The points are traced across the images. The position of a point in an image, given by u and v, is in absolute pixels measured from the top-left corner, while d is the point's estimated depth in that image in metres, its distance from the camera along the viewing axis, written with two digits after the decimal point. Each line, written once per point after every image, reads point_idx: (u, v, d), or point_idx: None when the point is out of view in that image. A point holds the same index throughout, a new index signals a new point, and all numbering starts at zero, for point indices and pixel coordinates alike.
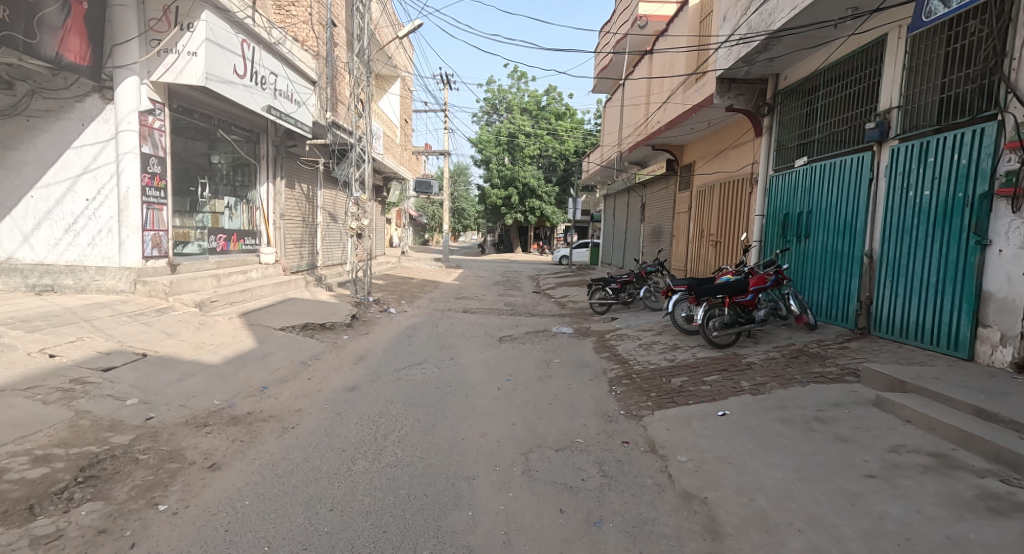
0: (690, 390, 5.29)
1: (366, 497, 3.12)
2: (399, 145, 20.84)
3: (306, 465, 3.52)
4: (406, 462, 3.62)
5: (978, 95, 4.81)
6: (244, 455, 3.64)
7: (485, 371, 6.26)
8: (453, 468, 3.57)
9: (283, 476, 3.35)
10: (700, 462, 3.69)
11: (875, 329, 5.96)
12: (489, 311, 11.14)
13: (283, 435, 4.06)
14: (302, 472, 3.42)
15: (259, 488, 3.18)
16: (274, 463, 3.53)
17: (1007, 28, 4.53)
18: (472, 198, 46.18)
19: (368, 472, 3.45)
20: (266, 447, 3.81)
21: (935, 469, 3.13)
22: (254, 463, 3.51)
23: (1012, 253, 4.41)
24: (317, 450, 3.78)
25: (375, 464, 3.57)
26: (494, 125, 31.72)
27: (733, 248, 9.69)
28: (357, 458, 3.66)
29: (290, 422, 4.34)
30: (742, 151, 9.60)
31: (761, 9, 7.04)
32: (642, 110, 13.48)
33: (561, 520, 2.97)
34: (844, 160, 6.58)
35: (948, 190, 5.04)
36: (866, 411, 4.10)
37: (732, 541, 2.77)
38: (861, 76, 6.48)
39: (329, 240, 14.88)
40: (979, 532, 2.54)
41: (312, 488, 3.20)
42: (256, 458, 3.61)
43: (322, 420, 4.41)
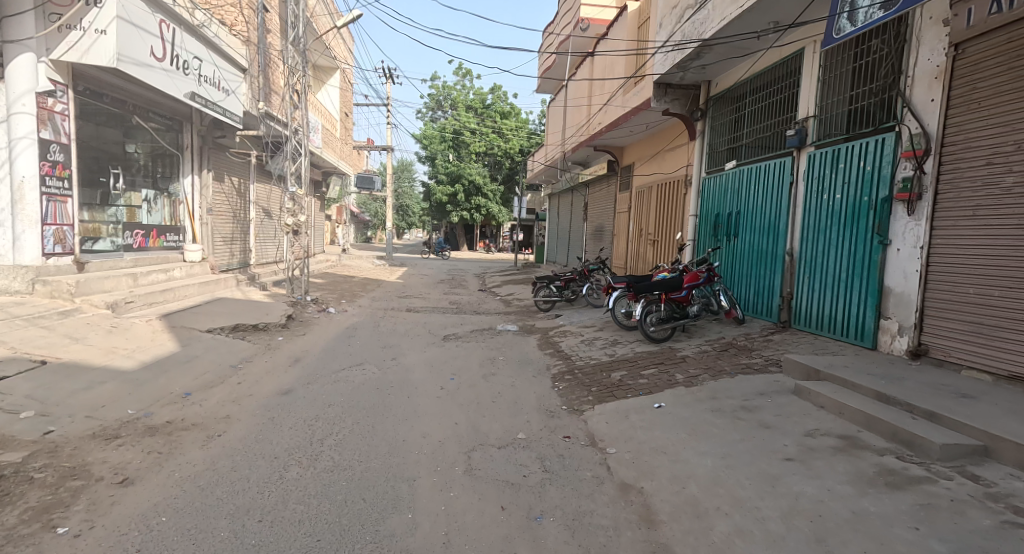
0: (629, 384, 5.48)
1: (300, 505, 3.02)
2: (339, 139, 20.31)
3: (233, 475, 3.35)
4: (343, 466, 3.53)
5: (880, 108, 5.24)
6: (161, 468, 3.43)
7: (428, 371, 6.20)
8: (393, 470, 3.52)
9: (207, 487, 3.19)
10: (637, 453, 3.83)
11: (795, 322, 6.38)
12: (433, 310, 11.03)
13: (208, 444, 3.84)
14: (229, 482, 3.27)
15: (177, 502, 3.00)
16: (197, 474, 3.35)
17: (903, 48, 4.96)
18: (417, 195, 45.55)
19: (302, 479, 3.34)
20: (187, 458, 3.60)
21: (844, 449, 3.41)
22: (172, 476, 3.31)
23: (908, 251, 4.84)
24: (246, 458, 3.62)
25: (310, 471, 3.45)
26: (438, 122, 31.44)
27: (669, 247, 10.08)
28: (291, 464, 3.53)
29: (215, 430, 4.13)
30: (677, 154, 10.01)
31: (693, 18, 7.35)
32: (583, 111, 13.77)
33: (502, 517, 2.99)
34: (768, 164, 7.00)
35: (857, 193, 5.46)
36: (785, 399, 4.40)
37: (665, 529, 2.90)
38: (783, 85, 6.90)
39: (262, 236, 14.29)
40: (879, 506, 2.78)
41: (239, 499, 3.06)
42: (175, 470, 3.40)
43: (252, 426, 4.22)
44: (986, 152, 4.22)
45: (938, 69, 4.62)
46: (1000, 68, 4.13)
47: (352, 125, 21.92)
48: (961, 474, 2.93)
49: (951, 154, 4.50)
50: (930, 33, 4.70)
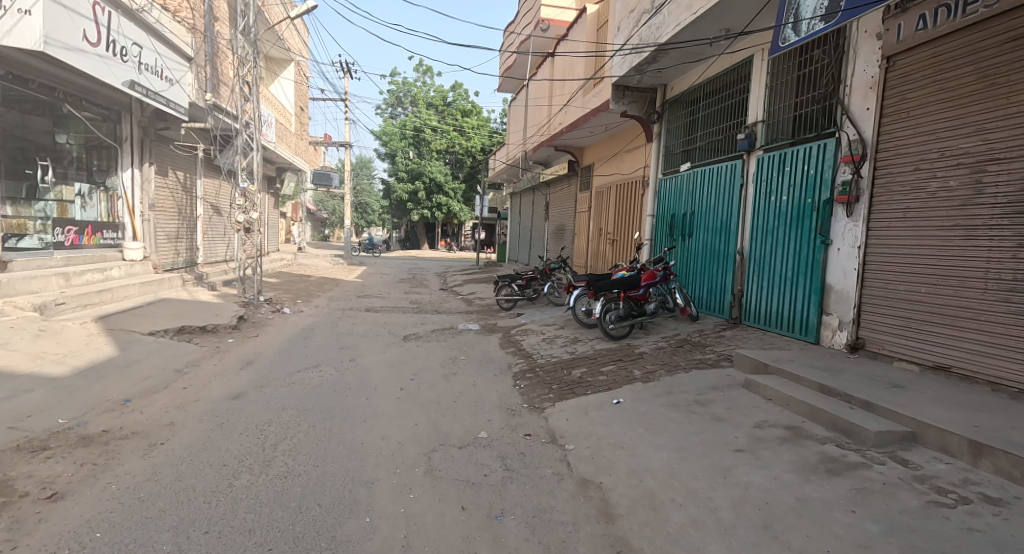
0: (589, 381, 5.58)
1: (250, 514, 2.94)
2: (294, 134, 19.75)
3: (178, 485, 3.23)
4: (297, 472, 3.46)
5: (822, 115, 5.53)
6: (96, 480, 3.27)
7: (387, 371, 6.12)
8: (350, 474, 3.47)
9: (148, 499, 3.06)
10: (596, 449, 3.92)
11: (746, 319, 6.65)
12: (393, 309, 10.89)
13: (149, 453, 3.68)
14: (173, 492, 3.14)
15: (114, 516, 2.87)
16: (138, 486, 3.21)
17: (842, 58, 5.25)
18: (377, 193, 44.79)
19: (253, 486, 3.25)
20: (125, 468, 3.44)
21: (789, 439, 3.59)
22: (109, 489, 3.16)
23: (847, 250, 5.12)
24: (192, 467, 3.49)
25: (262, 478, 3.36)
26: (398, 119, 31.03)
27: (628, 246, 10.30)
28: (241, 472, 3.43)
29: (157, 438, 3.96)
30: (635, 155, 10.24)
31: (649, 23, 7.53)
32: (544, 110, 13.89)
33: (461, 517, 3.00)
34: (721, 167, 7.27)
35: (801, 196, 5.74)
36: (737, 392, 4.59)
37: (623, 522, 2.98)
38: (735, 90, 7.17)
39: (210, 234, 13.74)
40: (820, 492, 2.94)
41: (184, 510, 2.95)
42: (112, 482, 3.24)
43: (198, 433, 4.07)
44: (915, 159, 4.51)
45: (872, 80, 4.91)
46: (925, 80, 4.43)
47: (308, 120, 21.35)
48: (893, 459, 3.14)
49: (885, 160, 4.79)
50: (865, 45, 4.99)
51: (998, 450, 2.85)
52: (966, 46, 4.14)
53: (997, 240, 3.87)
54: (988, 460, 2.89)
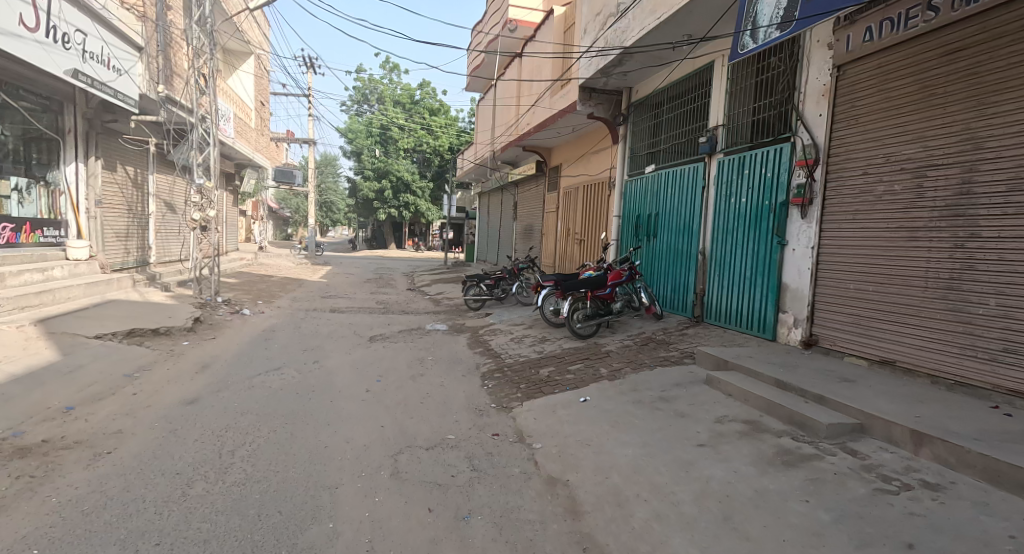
0: (556, 379, 5.64)
1: (204, 524, 2.85)
2: (255, 130, 19.21)
3: (127, 496, 3.11)
4: (257, 479, 3.38)
5: (778, 120, 5.74)
6: (33, 494, 3.10)
7: (353, 373, 6.03)
8: (313, 479, 3.41)
9: (93, 512, 2.93)
10: (563, 447, 3.97)
11: (707, 317, 6.84)
12: (359, 310, 10.72)
13: (93, 464, 3.53)
14: (121, 504, 3.02)
15: (55, 532, 2.73)
16: (81, 498, 3.07)
17: (797, 66, 5.47)
18: (342, 191, 44.00)
19: (208, 495, 3.15)
20: (68, 480, 3.28)
21: (748, 433, 3.72)
22: (49, 503, 3.01)
23: (802, 251, 5.33)
24: (142, 477, 3.36)
25: (217, 486, 3.27)
26: (364, 116, 30.58)
27: (595, 246, 10.43)
28: (195, 480, 3.32)
29: (103, 447, 3.79)
30: (602, 156, 10.40)
31: (615, 26, 7.65)
32: (512, 111, 13.93)
33: (428, 519, 2.99)
34: (683, 169, 7.45)
35: (759, 198, 5.95)
36: (699, 388, 4.72)
37: (589, 518, 3.03)
38: (697, 94, 7.36)
39: (163, 232, 13.24)
40: (777, 483, 3.06)
41: (133, 522, 2.84)
42: (51, 495, 3.09)
43: (148, 441, 3.92)
44: (863, 163, 4.74)
45: (824, 87, 5.13)
46: (873, 89, 4.65)
47: (268, 115, 20.80)
48: (843, 450, 3.30)
49: (836, 164, 5.01)
50: (817, 54, 5.22)
51: (937, 438, 3.03)
52: (908, 56, 4.37)
53: (936, 241, 4.10)
54: (927, 449, 3.07)
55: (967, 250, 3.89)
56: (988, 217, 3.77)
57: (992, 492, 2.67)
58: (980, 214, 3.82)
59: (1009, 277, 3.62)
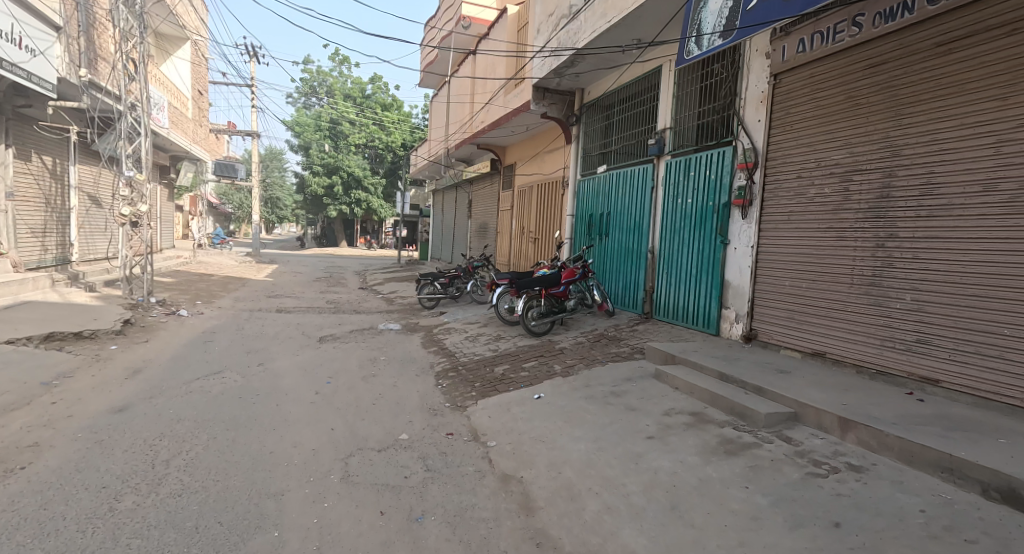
0: (511, 377, 5.68)
1: (137, 539, 2.71)
2: (192, 121, 18.30)
3: (48, 513, 2.91)
4: (196, 489, 3.24)
5: (721, 124, 6.00)
6: None
7: (301, 375, 5.87)
8: (257, 487, 3.31)
9: (8, 532, 2.72)
10: (517, 444, 4.01)
11: (656, 313, 7.06)
12: (307, 310, 10.43)
13: (7, 480, 3.27)
14: (41, 522, 2.82)
15: None
16: None
17: (738, 73, 5.74)
18: (289, 186, 42.58)
19: (142, 508, 3.00)
20: None
21: (693, 424, 3.88)
22: None
23: (742, 249, 5.60)
24: (66, 492, 3.15)
25: (149, 498, 3.11)
26: (312, 109, 29.76)
27: (549, 244, 10.56)
28: (127, 494, 3.15)
29: (18, 462, 3.53)
30: (555, 156, 10.53)
31: (567, 28, 7.76)
32: (466, 108, 13.90)
33: (380, 522, 2.96)
34: (634, 169, 7.66)
35: (703, 199, 6.20)
36: (648, 382, 4.88)
37: (542, 514, 3.08)
38: (646, 97, 7.58)
39: (87, 228, 12.39)
40: (719, 471, 3.22)
41: (56, 541, 2.67)
42: None
43: (72, 453, 3.67)
44: (798, 167, 5.02)
45: (762, 94, 5.41)
46: (806, 98, 4.94)
47: (206, 105, 19.85)
48: (779, 437, 3.50)
49: (773, 167, 5.29)
50: (756, 63, 5.50)
51: (861, 424, 3.26)
52: (837, 68, 4.66)
53: (860, 241, 4.40)
54: (852, 433, 3.30)
55: (887, 249, 4.19)
56: (905, 218, 4.07)
57: (908, 471, 2.90)
58: (898, 216, 4.12)
59: (923, 274, 3.93)
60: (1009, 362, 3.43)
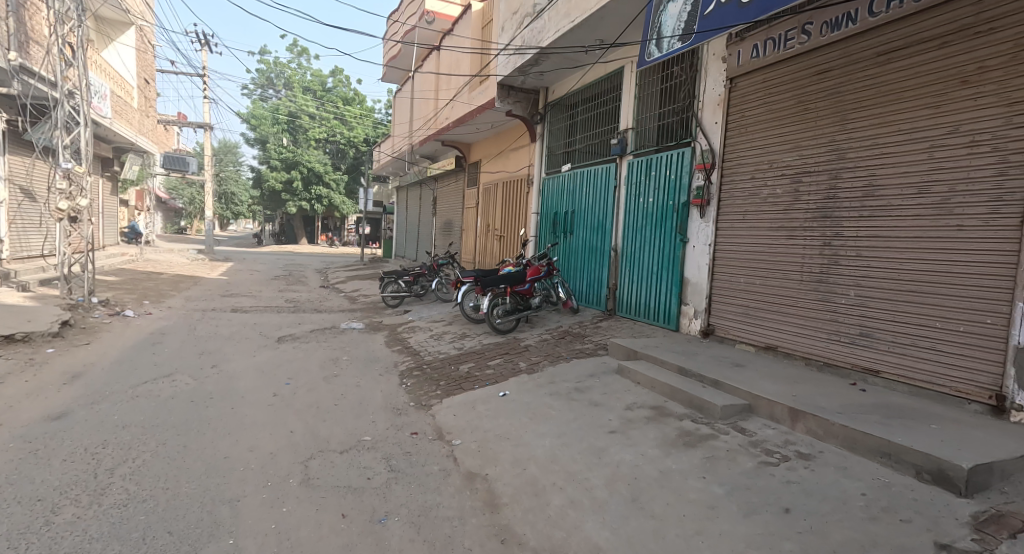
0: (476, 375, 5.69)
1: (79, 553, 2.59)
2: (138, 111, 17.47)
3: None
4: (144, 498, 3.12)
5: (681, 125, 6.16)
6: None
7: (259, 377, 5.72)
8: (211, 494, 3.21)
9: None
10: (482, 442, 4.02)
11: (619, 310, 7.19)
12: (265, 309, 10.14)
13: None
14: None
15: None
16: None
17: (697, 76, 5.90)
18: (245, 181, 41.21)
19: (84, 520, 2.87)
20: None
21: (654, 418, 3.98)
22: None
23: (701, 248, 5.77)
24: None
25: (91, 510, 2.97)
26: (269, 102, 28.92)
27: (514, 242, 10.58)
28: (68, 505, 3.00)
29: None
30: (520, 154, 10.57)
31: (531, 26, 7.80)
32: (430, 104, 13.79)
33: (341, 525, 2.93)
34: (597, 169, 7.77)
35: (664, 198, 6.35)
36: (611, 378, 4.97)
37: (506, 510, 3.11)
38: (608, 97, 7.70)
39: (20, 223, 11.67)
40: (679, 463, 3.32)
41: None
42: None
43: (6, 464, 3.47)
44: (752, 168, 5.21)
45: (719, 97, 5.59)
46: (759, 102, 5.13)
47: (153, 94, 19.00)
48: (735, 428, 3.63)
49: (729, 168, 5.47)
50: (713, 67, 5.66)
51: (809, 414, 3.42)
52: (788, 73, 4.85)
53: (809, 239, 4.61)
54: (802, 423, 3.46)
55: (833, 247, 4.40)
56: (850, 218, 4.28)
57: (851, 457, 3.07)
58: (843, 215, 4.33)
59: (865, 271, 4.15)
60: (942, 353, 3.66)
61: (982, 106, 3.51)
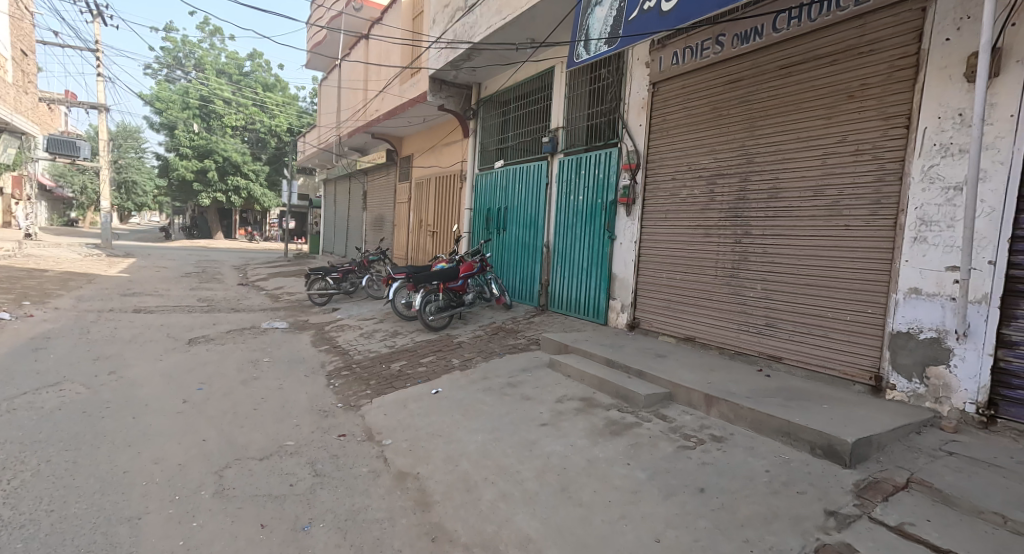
0: (408, 373, 5.63)
1: None
2: (13, 87, 15.58)
3: None
4: (26, 523, 2.84)
5: (609, 126, 6.38)
6: None
7: (167, 383, 5.33)
8: (106, 513, 2.97)
9: None
10: (414, 441, 4.00)
11: (551, 305, 7.36)
12: (174, 309, 9.42)
13: None
14: None
15: None
16: None
17: (623, 80, 6.14)
18: (148, 170, 37.90)
19: None
20: None
21: (583, 409, 4.13)
22: None
23: (627, 244, 6.02)
24: None
25: None
26: (177, 84, 26.84)
27: (448, 238, 10.51)
28: None
29: None
30: (453, 149, 10.51)
31: (463, 21, 7.75)
32: (359, 95, 13.39)
33: (262, 536, 2.81)
34: (529, 166, 7.88)
35: (593, 196, 6.55)
36: (543, 372, 5.09)
37: (438, 508, 3.11)
38: (540, 96, 7.82)
39: None
40: (605, 451, 3.47)
41: None
42: None
43: None
44: (672, 169, 5.50)
45: (643, 100, 5.85)
46: (678, 106, 5.43)
47: (31, 68, 17.01)
48: (657, 416, 3.84)
49: (652, 169, 5.74)
50: (637, 71, 5.92)
51: (723, 400, 3.68)
52: (704, 81, 5.16)
53: (723, 237, 4.93)
54: (715, 408, 3.72)
55: (743, 245, 4.75)
56: (757, 218, 4.63)
57: (757, 438, 3.35)
58: (751, 215, 4.68)
59: (770, 267, 4.51)
60: (833, 341, 4.06)
61: (864, 118, 3.91)
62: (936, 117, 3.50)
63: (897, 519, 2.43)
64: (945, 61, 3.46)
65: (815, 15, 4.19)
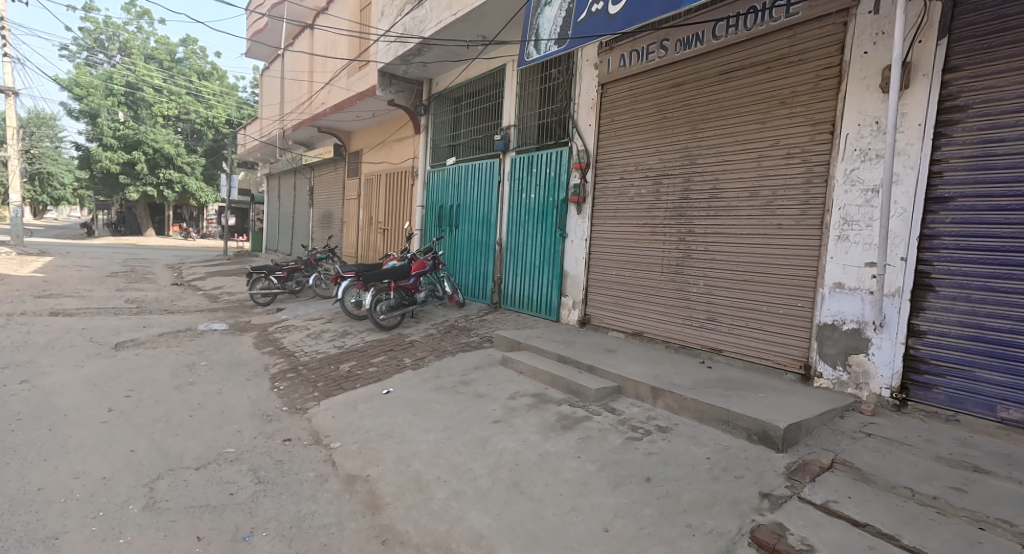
0: (358, 374, 5.52)
1: None
2: None
3: None
4: None
5: (560, 126, 6.49)
6: None
7: (91, 391, 4.99)
8: (18, 535, 2.76)
9: None
10: (363, 442, 3.94)
11: (504, 302, 7.40)
12: (98, 312, 8.80)
13: None
14: None
15: None
16: None
17: (572, 80, 6.25)
18: (66, 161, 35.08)
19: None
20: None
21: (535, 405, 4.19)
22: None
23: (578, 242, 6.13)
24: None
25: None
26: (100, 69, 25.02)
27: (398, 236, 10.36)
28: None
29: None
30: (403, 146, 10.36)
31: (413, 15, 7.64)
32: (303, 87, 12.95)
33: (198, 549, 2.71)
34: (481, 163, 7.89)
35: (544, 195, 6.64)
36: (495, 369, 5.12)
37: (388, 510, 3.08)
38: (491, 94, 7.84)
39: None
40: (556, 445, 3.54)
41: None
42: None
43: None
44: (620, 169, 5.65)
45: (592, 101, 5.97)
46: (626, 108, 5.58)
47: None
48: (606, 409, 3.95)
49: (601, 169, 5.88)
50: (586, 72, 6.04)
51: (668, 392, 3.83)
52: (650, 84, 5.33)
53: (668, 236, 5.12)
54: (661, 400, 3.86)
55: (686, 242, 4.94)
56: (699, 217, 4.84)
57: (699, 427, 3.50)
58: (694, 213, 4.87)
59: (711, 264, 4.71)
60: (768, 334, 4.30)
61: (794, 124, 4.15)
62: (856, 124, 3.76)
63: (822, 498, 2.62)
64: (863, 72, 3.73)
65: (750, 24, 4.42)
